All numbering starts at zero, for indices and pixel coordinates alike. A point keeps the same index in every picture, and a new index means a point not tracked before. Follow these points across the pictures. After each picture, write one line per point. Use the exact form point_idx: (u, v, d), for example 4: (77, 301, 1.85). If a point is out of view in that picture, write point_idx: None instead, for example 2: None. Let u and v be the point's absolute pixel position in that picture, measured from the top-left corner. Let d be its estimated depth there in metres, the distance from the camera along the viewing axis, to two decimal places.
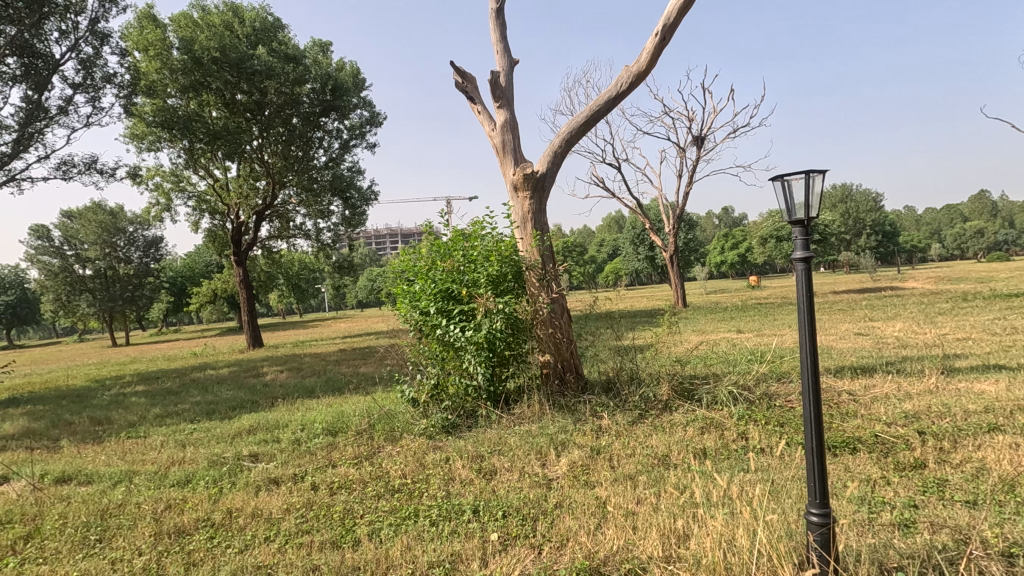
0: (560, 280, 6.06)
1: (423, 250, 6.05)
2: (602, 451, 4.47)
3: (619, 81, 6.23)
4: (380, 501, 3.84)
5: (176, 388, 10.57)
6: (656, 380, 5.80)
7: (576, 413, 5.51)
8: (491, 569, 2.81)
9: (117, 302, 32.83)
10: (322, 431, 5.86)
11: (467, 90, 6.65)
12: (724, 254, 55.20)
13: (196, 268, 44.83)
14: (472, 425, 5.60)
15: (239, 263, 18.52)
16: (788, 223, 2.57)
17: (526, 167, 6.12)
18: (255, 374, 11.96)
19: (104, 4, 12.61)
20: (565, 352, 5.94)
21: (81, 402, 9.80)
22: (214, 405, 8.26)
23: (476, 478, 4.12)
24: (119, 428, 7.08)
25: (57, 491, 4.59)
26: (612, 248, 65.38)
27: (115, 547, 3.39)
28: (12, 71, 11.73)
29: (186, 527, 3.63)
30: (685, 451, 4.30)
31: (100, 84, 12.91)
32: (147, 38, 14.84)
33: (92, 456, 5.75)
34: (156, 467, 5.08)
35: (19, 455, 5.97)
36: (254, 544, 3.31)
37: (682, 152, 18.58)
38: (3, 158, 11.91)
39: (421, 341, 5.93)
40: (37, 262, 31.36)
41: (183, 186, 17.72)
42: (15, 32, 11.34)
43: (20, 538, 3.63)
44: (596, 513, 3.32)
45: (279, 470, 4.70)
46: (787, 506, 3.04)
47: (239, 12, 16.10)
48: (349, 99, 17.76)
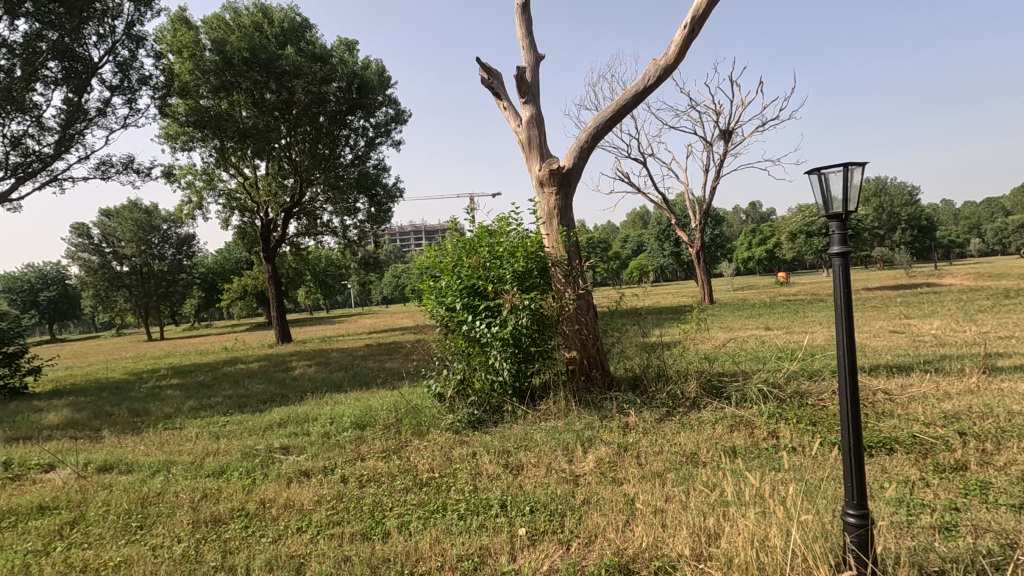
0: (586, 277, 6.00)
1: (448, 247, 6.08)
2: (629, 448, 4.45)
3: (646, 75, 6.16)
4: (408, 494, 3.89)
5: (209, 381, 10.89)
6: (683, 377, 5.70)
7: (602, 410, 5.47)
8: (520, 564, 2.82)
9: (153, 298, 34.15)
10: (351, 425, 5.96)
11: (493, 86, 6.65)
12: (752, 251, 54.35)
13: (227, 264, 45.84)
14: (498, 421, 5.63)
15: (267, 259, 18.88)
16: (825, 218, 2.51)
17: (552, 162, 6.10)
18: (284, 368, 12.23)
19: (139, 7, 12.98)
20: (592, 349, 5.89)
21: (120, 394, 10.17)
22: (245, 398, 8.47)
23: (503, 473, 4.14)
24: (156, 420, 7.32)
25: (100, 479, 4.77)
26: (637, 245, 64.69)
27: (155, 534, 3.51)
28: (53, 75, 12.17)
29: (222, 516, 3.74)
30: (714, 449, 4.23)
31: (137, 86, 13.31)
32: (181, 40, 15.26)
33: (132, 446, 5.96)
34: (192, 458, 5.24)
35: (63, 444, 6.21)
36: (286, 535, 3.38)
37: (709, 147, 18.29)
38: (45, 159, 12.36)
39: (447, 336, 5.99)
40: (78, 260, 32.62)
41: (214, 184, 18.15)
42: (56, 37, 11.76)
43: (67, 523, 3.80)
44: (624, 510, 3.31)
45: (309, 463, 4.80)
46: (821, 506, 2.98)
47: (269, 12, 16.37)
48: (374, 97, 18.04)
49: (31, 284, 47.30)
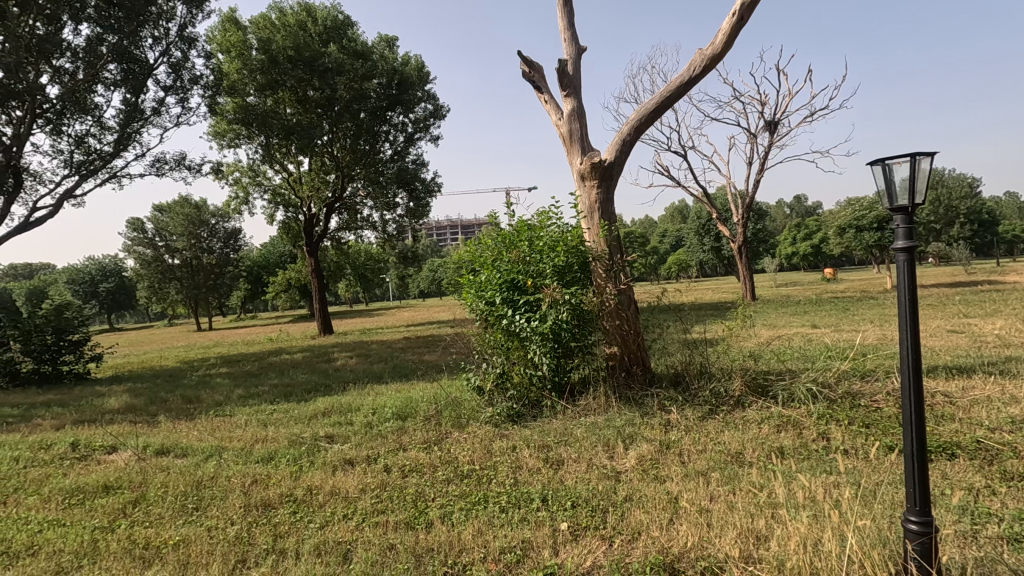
0: (628, 272, 5.92)
1: (488, 240, 6.10)
2: (672, 446, 4.38)
3: (692, 65, 6.02)
4: (450, 485, 3.94)
5: (256, 371, 11.30)
6: (727, 375, 5.57)
7: (643, 407, 5.41)
8: (563, 558, 2.82)
9: (201, 290, 35.73)
10: (392, 416, 6.09)
11: (534, 80, 6.62)
12: (797, 246, 52.65)
13: (271, 258, 47.29)
14: (537, 415, 5.63)
15: (310, 253, 19.37)
16: (889, 212, 2.39)
17: (593, 156, 6.03)
18: (327, 358, 12.59)
19: (191, 10, 13.48)
20: (633, 345, 5.81)
21: (174, 381, 10.67)
22: (291, 387, 8.76)
23: (543, 467, 4.15)
24: (208, 407, 7.63)
25: (157, 462, 5.01)
26: (675, 240, 63.46)
27: (210, 516, 3.67)
28: (113, 76, 12.76)
29: (272, 501, 3.87)
30: (760, 449, 4.12)
31: (188, 86, 13.83)
32: (230, 39, 15.81)
33: (186, 431, 6.23)
34: (242, 444, 5.44)
35: (124, 428, 6.56)
36: (333, 521, 3.48)
37: (753, 139, 17.73)
38: (104, 157, 13.02)
39: (486, 330, 6.03)
40: (133, 253, 34.32)
41: (259, 180, 18.73)
42: (115, 40, 12.34)
43: (129, 502, 4.01)
44: (667, 508, 3.25)
45: (353, 452, 4.91)
46: (878, 511, 2.87)
47: (312, 11, 16.72)
48: (414, 92, 18.23)
49: (91, 275, 49.95)
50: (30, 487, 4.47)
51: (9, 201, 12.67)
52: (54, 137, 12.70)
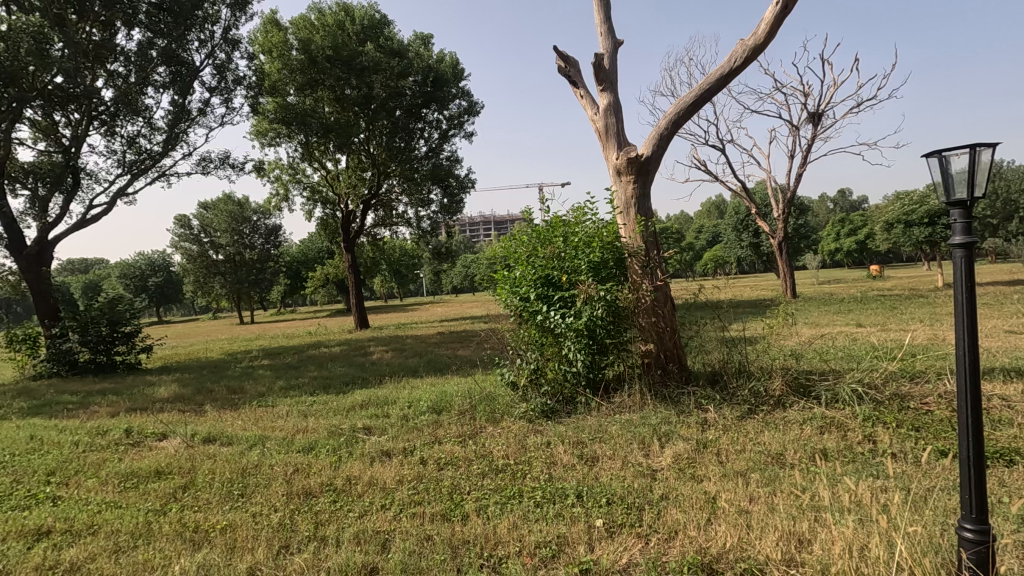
0: (664, 268, 5.83)
1: (522, 236, 6.11)
2: (710, 445, 4.30)
3: (733, 56, 5.87)
4: (485, 479, 3.97)
5: (296, 363, 11.65)
6: (767, 374, 5.44)
7: (679, 405, 5.33)
8: (598, 555, 2.81)
9: (244, 284, 36.56)
10: (428, 409, 6.17)
11: (570, 74, 6.57)
12: (840, 242, 50.92)
13: (310, 254, 48.46)
14: (572, 411, 5.62)
15: (347, 249, 19.77)
16: (945, 208, 2.29)
17: (630, 151, 5.96)
18: (364, 352, 12.88)
19: (235, 12, 13.90)
20: (669, 343, 5.73)
21: (218, 372, 11.11)
22: (329, 380, 9.01)
23: (578, 463, 4.14)
24: (251, 397, 7.91)
25: (205, 449, 5.22)
26: (712, 235, 62.13)
27: (254, 502, 3.81)
28: (162, 79, 13.27)
29: (313, 490, 3.98)
30: (802, 451, 4.01)
31: (232, 86, 14.27)
32: (271, 41, 16.26)
33: (230, 420, 6.47)
34: (284, 434, 5.61)
35: (173, 416, 6.86)
36: (372, 511, 3.56)
37: (796, 131, 17.17)
38: (154, 156, 13.57)
39: (520, 326, 6.06)
40: (181, 249, 35.73)
41: (298, 178, 19.21)
42: (164, 44, 12.81)
43: (180, 487, 4.20)
44: (705, 508, 3.20)
45: (390, 444, 5.01)
46: (930, 518, 2.76)
47: (350, 10, 16.99)
48: (448, 89, 18.33)
49: (142, 270, 52.32)
50: (89, 470, 4.73)
51: (68, 199, 13.34)
52: (108, 138, 13.29)
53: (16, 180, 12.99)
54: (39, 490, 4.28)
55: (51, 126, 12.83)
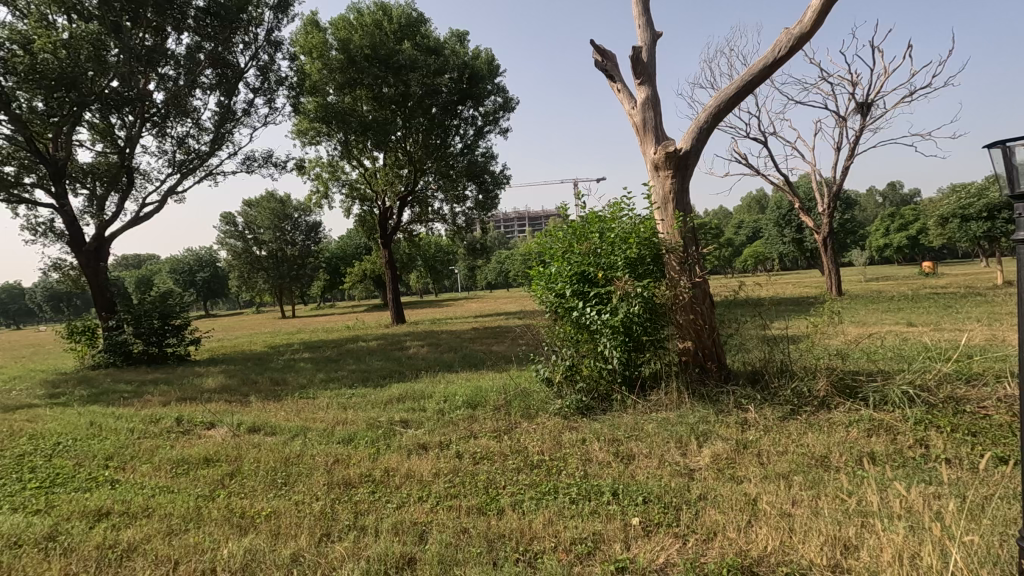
0: (703, 264, 5.71)
1: (558, 232, 6.09)
2: (750, 446, 4.21)
3: (777, 45, 5.69)
4: (520, 474, 3.99)
5: (336, 357, 11.95)
6: (811, 374, 5.26)
7: (718, 404, 5.23)
8: (635, 553, 2.79)
9: (286, 280, 37.84)
10: (463, 404, 6.24)
11: (607, 69, 6.50)
12: (890, 237, 48.87)
13: (348, 250, 49.53)
14: (607, 409, 5.58)
15: (384, 245, 20.10)
16: (1009, 202, 2.17)
17: (668, 145, 5.86)
18: (401, 347, 13.11)
19: (277, 15, 14.28)
20: (708, 340, 5.62)
21: (262, 364, 11.48)
22: (367, 373, 9.21)
23: (614, 461, 4.11)
24: (293, 389, 8.16)
25: (250, 438, 5.41)
26: (753, 230, 60.46)
27: (297, 491, 3.93)
28: (209, 81, 13.76)
29: (353, 480, 4.09)
30: (848, 454, 3.88)
31: (274, 87, 14.67)
32: (311, 42, 16.65)
33: (274, 411, 6.69)
34: (325, 425, 5.77)
35: (221, 406, 7.14)
36: (409, 502, 3.63)
37: (843, 122, 16.52)
38: (202, 156, 14.10)
39: (556, 322, 6.04)
40: (226, 245, 37.11)
41: (338, 175, 19.63)
42: (211, 47, 13.33)
43: (227, 474, 4.37)
44: (745, 510, 3.14)
45: (426, 437, 5.08)
46: (989, 527, 2.63)
47: (388, 10, 17.23)
48: (484, 86, 18.38)
49: (190, 266, 54.47)
50: (144, 456, 4.97)
51: (123, 198, 14.02)
52: (160, 139, 13.90)
53: (77, 180, 13.74)
54: (99, 473, 4.54)
55: (107, 128, 13.49)
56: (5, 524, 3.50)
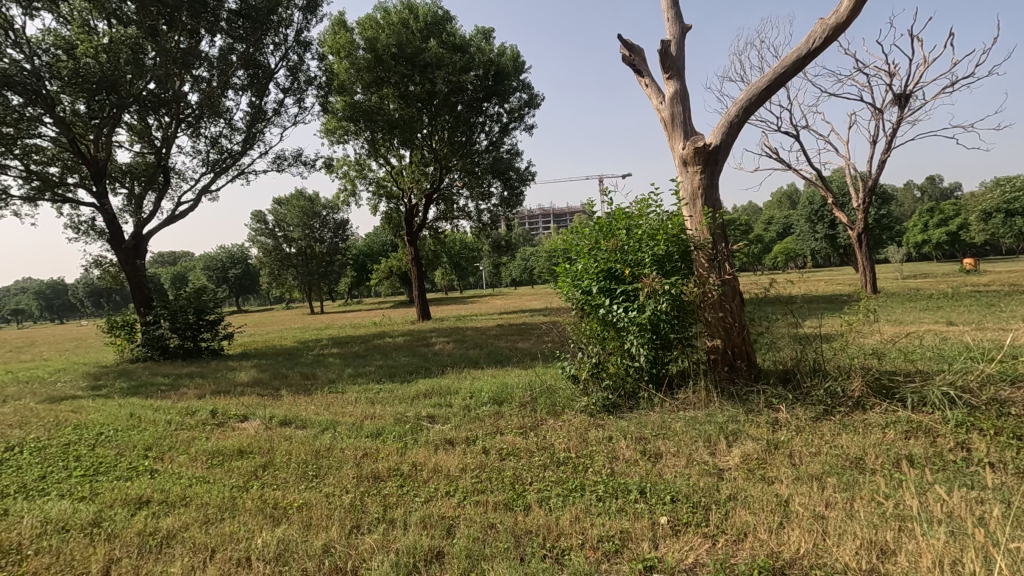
0: (733, 261, 5.61)
1: (585, 229, 6.06)
2: (781, 446, 4.13)
3: (811, 36, 5.54)
4: (547, 471, 4.00)
5: (363, 352, 12.13)
6: (845, 374, 5.12)
7: (748, 404, 5.14)
8: (663, 553, 2.77)
9: (314, 276, 38.88)
10: (489, 400, 6.27)
11: (634, 63, 6.43)
12: (929, 233, 47.20)
13: (375, 247, 50.15)
14: (634, 407, 5.54)
15: (410, 242, 20.28)
16: None
17: (697, 140, 5.77)
18: (427, 343, 13.23)
19: (307, 15, 14.53)
20: (737, 338, 5.53)
21: (292, 359, 11.74)
22: (394, 368, 9.33)
23: (641, 459, 4.08)
24: (323, 383, 8.33)
25: (282, 431, 5.54)
26: (783, 226, 59.07)
27: (327, 483, 4.01)
28: (241, 82, 14.08)
29: (381, 474, 4.15)
30: (884, 456, 3.78)
31: (304, 87, 14.93)
32: (339, 42, 16.90)
33: (304, 404, 6.84)
34: (354, 419, 5.88)
35: (253, 399, 7.32)
36: (437, 496, 3.67)
37: (879, 114, 16.00)
38: (234, 155, 14.44)
39: (582, 319, 6.02)
40: (257, 242, 38.05)
41: (365, 173, 19.89)
42: (243, 48, 13.67)
43: (260, 466, 4.49)
44: (776, 511, 3.08)
45: (453, 433, 5.12)
46: None
47: (414, 8, 17.35)
48: (510, 83, 18.36)
49: (223, 262, 55.95)
50: (182, 447, 5.14)
51: (160, 197, 14.46)
52: (194, 139, 14.29)
53: (116, 180, 14.23)
54: (139, 463, 4.71)
55: (145, 129, 13.94)
56: (53, 510, 3.66)
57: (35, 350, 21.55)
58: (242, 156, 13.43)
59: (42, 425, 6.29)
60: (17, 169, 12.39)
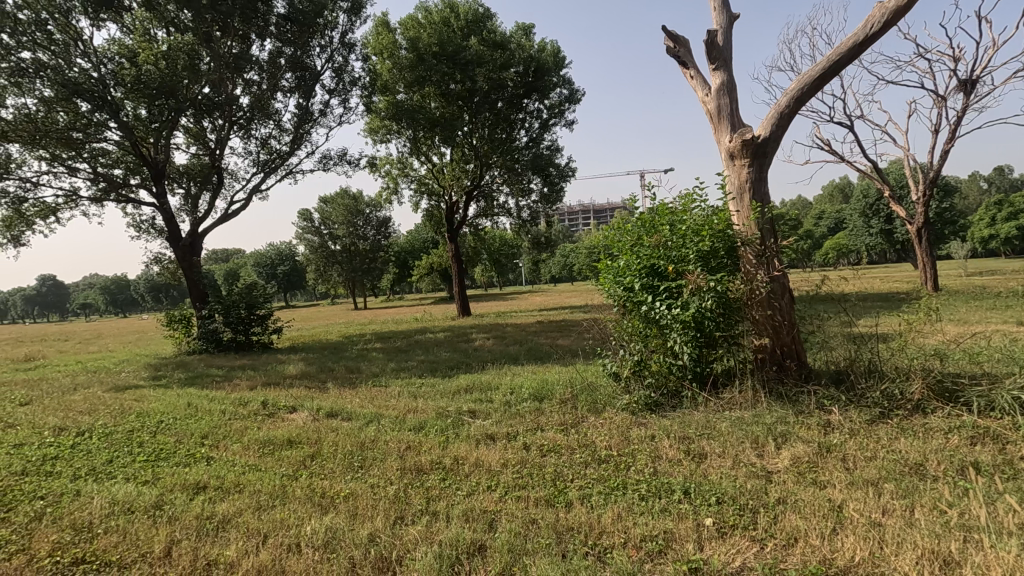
0: (783, 257, 5.41)
1: (627, 225, 5.98)
2: (834, 449, 3.97)
3: (869, 21, 5.28)
4: (588, 468, 3.97)
5: (405, 347, 12.34)
6: (904, 376, 4.88)
7: (797, 405, 4.98)
8: (708, 555, 2.71)
9: (358, 273, 39.91)
10: (529, 396, 6.28)
11: (679, 55, 6.29)
12: (997, 227, 44.34)
13: (416, 244, 50.91)
14: (677, 406, 5.44)
15: (451, 239, 20.50)
16: None
17: (744, 132, 5.60)
18: (467, 338, 13.35)
19: (351, 17, 14.85)
20: (786, 337, 5.36)
21: (337, 353, 12.06)
22: (435, 364, 9.46)
23: (685, 459, 4.01)
24: (366, 377, 8.53)
25: (328, 423, 5.71)
26: (835, 221, 56.68)
27: (372, 475, 4.11)
28: (289, 84, 14.53)
29: (424, 467, 4.22)
30: (948, 462, 3.58)
31: (348, 87, 15.28)
32: (382, 42, 17.22)
33: (350, 397, 7.03)
34: (397, 412, 6.00)
35: (301, 391, 7.57)
36: (479, 490, 3.70)
37: (942, 102, 15.11)
38: (282, 155, 14.93)
39: (624, 317, 5.95)
40: (304, 240, 39.27)
41: (407, 171, 20.22)
42: (291, 51, 14.09)
43: (308, 456, 4.64)
44: (829, 516, 2.97)
45: (494, 428, 5.16)
46: None
47: (455, 7, 17.48)
48: (550, 78, 18.24)
49: (272, 259, 58.04)
50: (236, 436, 5.38)
51: (214, 196, 15.09)
52: (246, 141, 14.84)
53: (174, 181, 14.94)
54: (196, 450, 4.95)
55: (200, 132, 14.57)
56: (120, 492, 3.89)
57: (101, 342, 22.89)
58: (289, 156, 13.86)
59: (108, 412, 6.69)
60: (85, 171, 13.17)
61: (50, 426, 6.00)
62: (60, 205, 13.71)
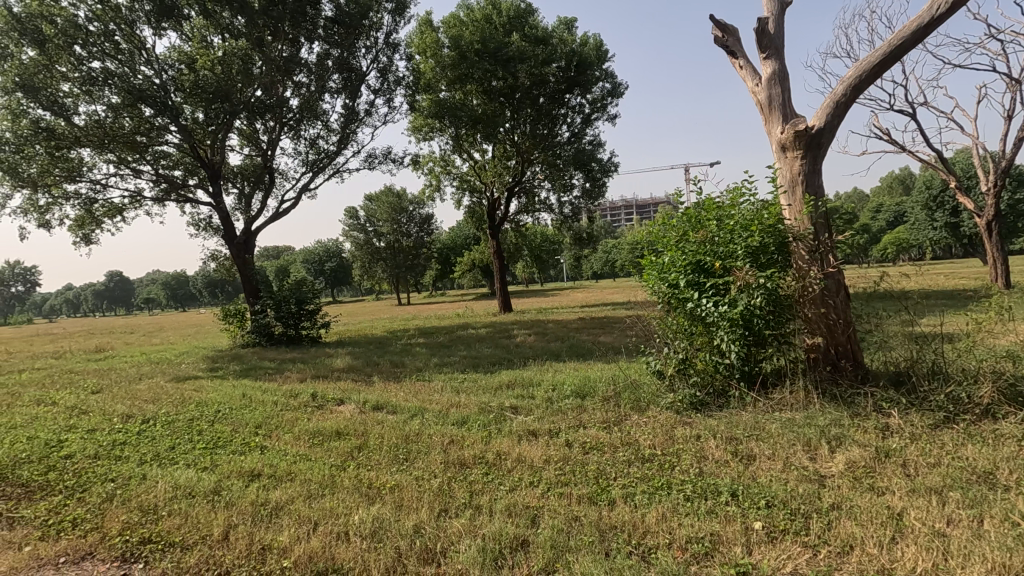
0: (838, 254, 5.19)
1: (672, 220, 5.85)
2: (893, 454, 3.79)
3: (936, 2, 4.98)
4: (631, 467, 3.92)
5: (447, 343, 12.49)
6: (971, 379, 4.60)
7: (853, 407, 4.77)
8: (758, 559, 2.64)
9: (402, 269, 40.77)
10: (572, 393, 6.25)
11: (728, 45, 6.10)
12: None
13: (458, 241, 51.40)
14: (723, 405, 5.31)
15: (493, 235, 20.60)
16: None
17: (797, 123, 5.39)
18: (508, 335, 13.38)
19: (396, 18, 15.10)
20: (841, 336, 5.15)
21: (382, 348, 12.32)
22: (477, 359, 9.54)
23: (732, 460, 3.91)
24: (410, 372, 8.68)
25: (374, 416, 5.85)
26: (895, 215, 53.77)
27: (416, 467, 4.19)
28: (336, 86, 14.92)
29: (467, 461, 4.27)
30: (1020, 472, 3.35)
31: (393, 87, 15.55)
32: (426, 41, 17.45)
33: (394, 391, 7.18)
34: (440, 407, 6.09)
35: (347, 384, 7.79)
36: (521, 486, 3.72)
37: (1017, 85, 14.05)
38: (330, 155, 15.35)
39: (669, 314, 5.85)
40: (350, 237, 40.26)
41: (449, 169, 20.43)
42: (338, 53, 14.46)
43: (356, 447, 4.77)
44: (887, 524, 2.84)
45: (536, 424, 5.17)
46: None
47: (497, 3, 17.51)
48: (593, 72, 18.02)
49: (320, 256, 59.84)
50: (287, 426, 5.59)
51: (266, 195, 15.67)
52: (295, 141, 15.34)
53: (229, 181, 15.61)
54: (251, 439, 5.17)
55: (253, 133, 15.16)
56: (182, 477, 4.11)
57: (164, 334, 24.18)
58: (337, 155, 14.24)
59: (170, 401, 7.08)
60: (149, 173, 13.93)
61: (119, 414, 6.39)
62: (127, 205, 14.55)
